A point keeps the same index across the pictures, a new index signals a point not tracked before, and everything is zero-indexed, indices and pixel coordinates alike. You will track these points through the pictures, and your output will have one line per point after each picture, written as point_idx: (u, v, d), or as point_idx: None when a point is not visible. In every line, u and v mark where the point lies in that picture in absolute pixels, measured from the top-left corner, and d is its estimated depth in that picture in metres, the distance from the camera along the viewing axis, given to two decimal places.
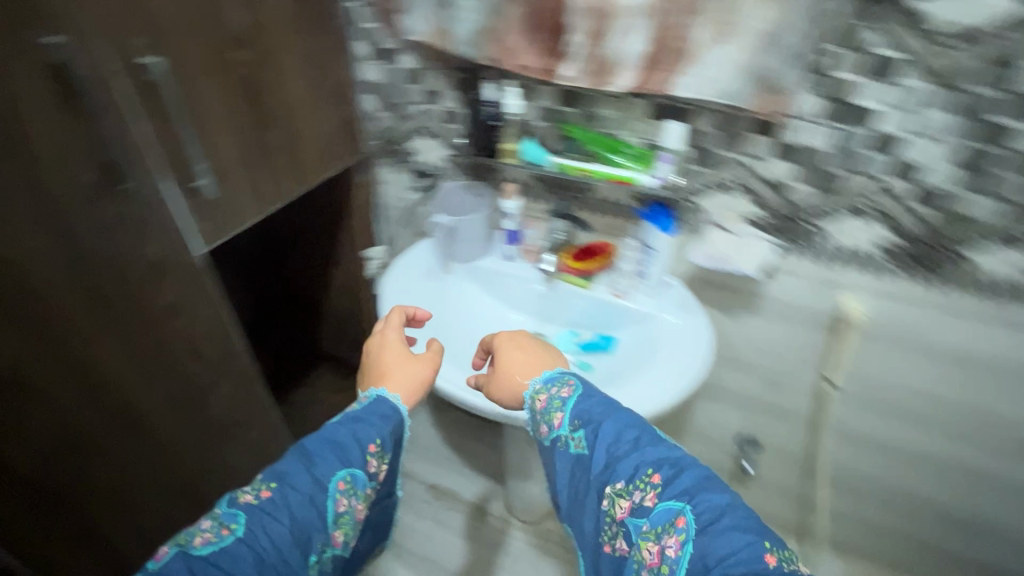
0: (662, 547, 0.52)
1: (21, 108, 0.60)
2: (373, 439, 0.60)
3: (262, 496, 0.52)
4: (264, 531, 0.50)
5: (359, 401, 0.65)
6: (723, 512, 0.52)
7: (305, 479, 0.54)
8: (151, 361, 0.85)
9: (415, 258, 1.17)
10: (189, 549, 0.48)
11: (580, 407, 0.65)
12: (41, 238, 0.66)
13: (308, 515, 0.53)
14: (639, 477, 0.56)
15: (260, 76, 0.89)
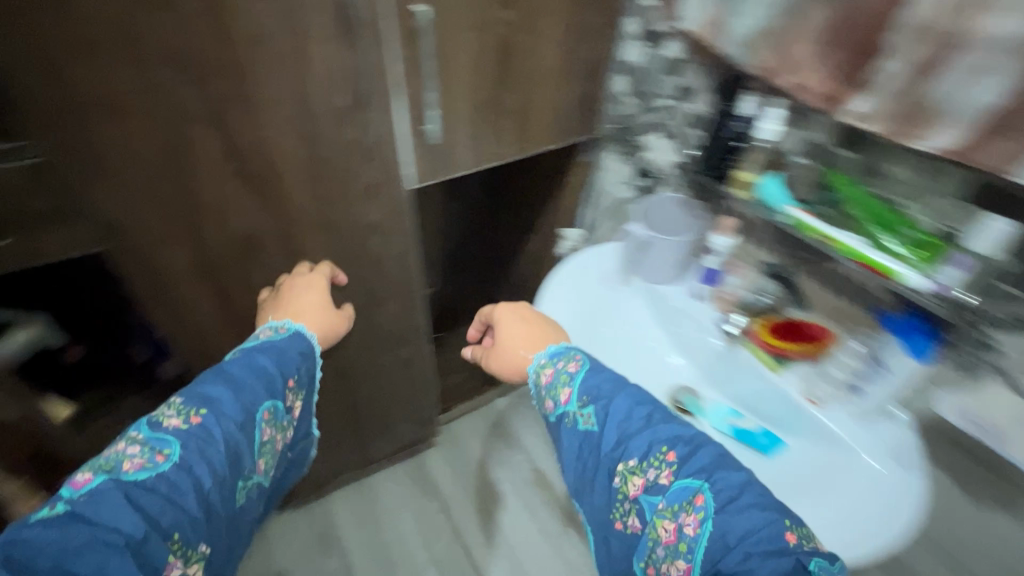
0: (680, 525, 0.56)
1: (308, 35, 0.69)
2: (283, 366, 0.70)
3: (187, 423, 0.56)
4: (194, 458, 0.54)
5: (278, 331, 0.78)
6: (740, 491, 0.55)
7: (230, 405, 0.60)
8: (346, 265, 0.98)
9: (593, 259, 1.07)
10: (116, 475, 0.50)
11: (588, 382, 0.71)
12: (294, 145, 0.77)
13: (235, 440, 0.58)
14: (656, 453, 0.61)
15: (518, 38, 0.87)
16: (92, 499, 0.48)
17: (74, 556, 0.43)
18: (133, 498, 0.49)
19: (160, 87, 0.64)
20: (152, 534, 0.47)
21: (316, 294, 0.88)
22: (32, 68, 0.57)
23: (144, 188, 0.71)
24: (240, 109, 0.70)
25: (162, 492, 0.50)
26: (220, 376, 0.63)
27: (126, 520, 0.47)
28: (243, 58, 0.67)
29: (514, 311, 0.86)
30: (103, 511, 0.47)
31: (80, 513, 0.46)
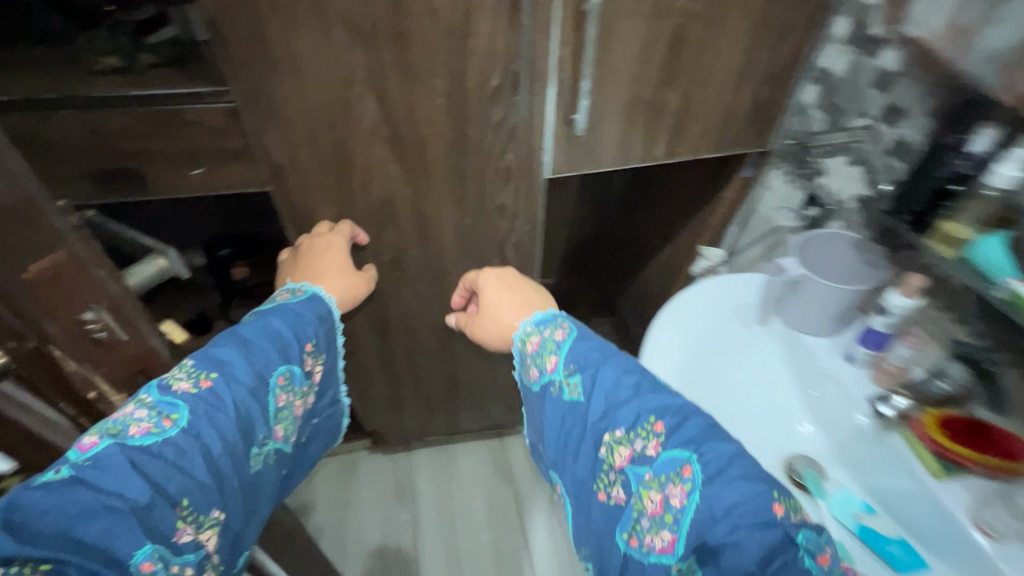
0: (666, 496, 0.59)
1: (474, 10, 0.68)
2: (300, 330, 0.72)
3: (195, 387, 0.58)
4: (198, 425, 0.56)
5: (295, 293, 0.78)
6: (729, 464, 0.57)
7: (241, 369, 0.62)
8: (469, 242, 0.99)
9: (730, 288, 0.93)
10: (122, 439, 0.51)
11: (575, 350, 0.73)
12: (442, 117, 0.79)
13: (243, 406, 0.60)
14: (645, 424, 0.63)
15: (698, 32, 0.78)
16: (98, 466, 0.49)
17: (80, 519, 0.46)
18: (138, 464, 0.50)
19: (335, 49, 0.69)
20: (159, 500, 0.50)
21: (331, 257, 0.85)
22: (239, 22, 0.65)
23: (308, 141, 0.78)
24: (398, 78, 0.73)
25: (169, 458, 0.52)
26: (227, 338, 0.65)
27: (132, 486, 0.49)
28: (410, 28, 0.69)
29: (499, 276, 0.90)
30: (108, 477, 0.48)
31: (83, 477, 0.48)
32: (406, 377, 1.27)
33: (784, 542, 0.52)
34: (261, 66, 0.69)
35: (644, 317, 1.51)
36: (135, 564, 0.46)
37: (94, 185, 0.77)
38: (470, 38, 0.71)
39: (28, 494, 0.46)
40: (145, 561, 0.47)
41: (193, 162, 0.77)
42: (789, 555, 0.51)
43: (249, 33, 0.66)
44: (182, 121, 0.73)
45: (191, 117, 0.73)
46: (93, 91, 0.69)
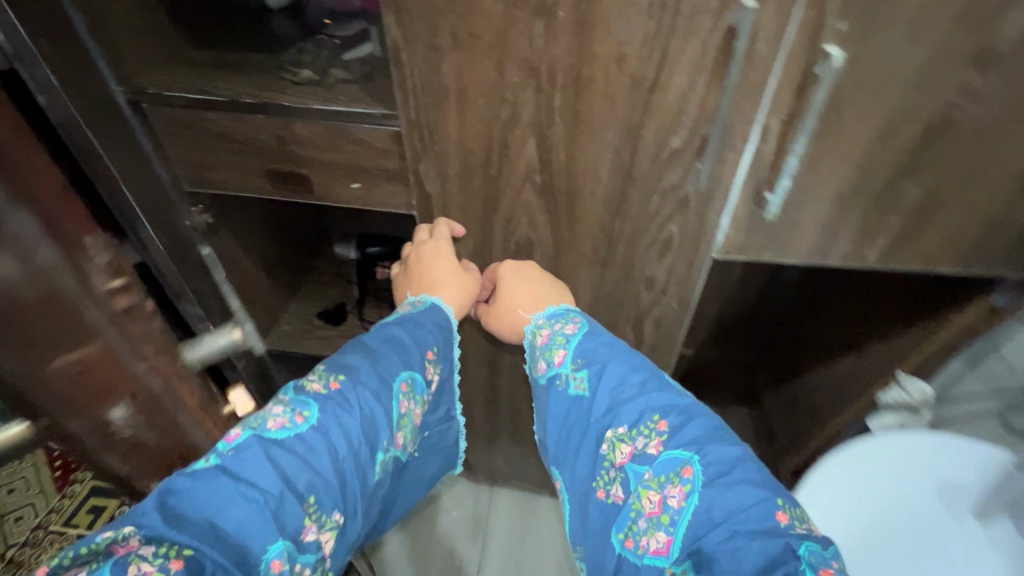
0: (663, 497, 0.59)
1: (671, 62, 0.57)
2: (423, 342, 0.73)
3: (326, 388, 0.61)
4: (325, 424, 0.58)
5: (416, 304, 0.79)
6: (729, 468, 0.58)
7: (367, 374, 0.64)
8: (604, 307, 0.88)
9: (929, 452, 0.76)
10: (260, 432, 0.55)
11: (584, 346, 0.75)
12: (606, 174, 0.69)
13: (367, 408, 0.62)
14: (648, 425, 0.64)
15: (975, 115, 0.58)
16: (239, 455, 0.52)
17: (224, 505, 0.49)
18: (273, 458, 0.53)
19: (507, 89, 0.64)
20: (291, 494, 0.52)
21: (441, 269, 0.80)
22: (420, 53, 0.63)
23: (459, 176, 0.74)
24: (566, 126, 0.65)
25: (298, 453, 0.55)
26: (355, 348, 0.67)
27: (266, 478, 0.52)
28: (591, 76, 0.60)
29: (517, 275, 0.82)
30: (247, 470, 0.52)
31: (226, 467, 0.51)
32: (507, 420, 1.21)
33: (783, 552, 0.51)
34: (431, 98, 0.66)
35: (794, 430, 1.24)
36: (266, 559, 0.49)
37: (270, 184, 0.82)
38: (658, 92, 0.60)
39: (183, 483, 0.50)
40: (276, 559, 0.50)
41: (353, 177, 0.79)
42: (789, 567, 0.49)
43: (427, 65, 0.63)
44: (349, 137, 0.74)
45: (360, 137, 0.74)
46: (285, 102, 0.73)
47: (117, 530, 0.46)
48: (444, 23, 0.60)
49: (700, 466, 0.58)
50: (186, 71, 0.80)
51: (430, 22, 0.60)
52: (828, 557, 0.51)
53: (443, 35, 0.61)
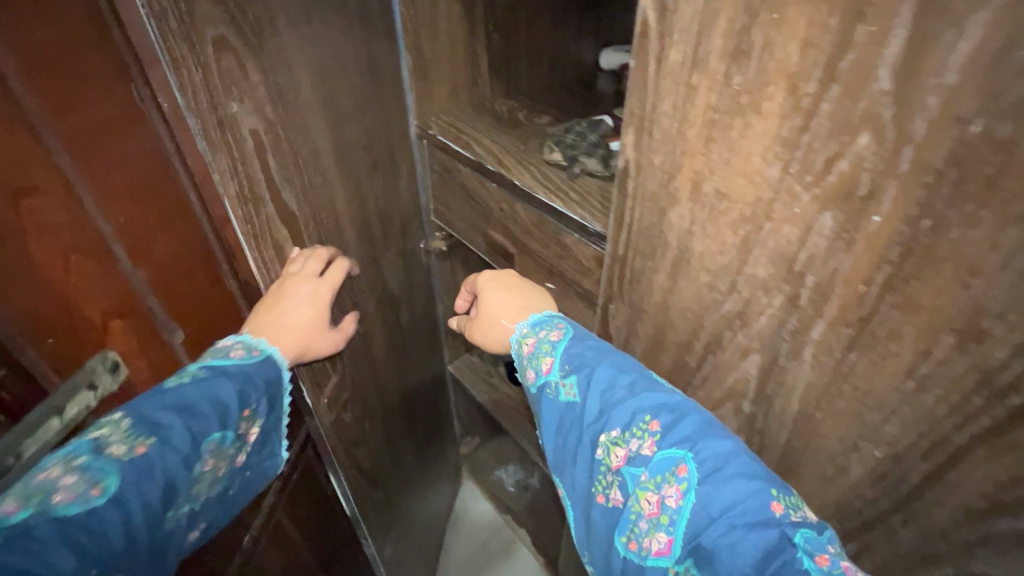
0: (662, 497, 0.44)
1: None
2: (248, 397, 0.53)
3: (127, 452, 0.44)
4: (133, 491, 0.43)
5: (248, 349, 0.56)
6: (721, 463, 0.44)
7: (179, 431, 0.47)
8: None
9: None
10: (47, 509, 0.39)
11: (573, 349, 0.57)
12: (857, 473, 0.40)
13: (174, 473, 0.46)
14: (636, 426, 0.48)
15: None
16: (18, 539, 0.38)
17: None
18: (70, 539, 0.40)
19: (744, 284, 0.41)
20: (86, 571, 0.40)
21: (304, 309, 0.62)
22: (647, 192, 0.46)
23: (645, 340, 0.55)
24: (820, 377, 0.39)
25: (93, 525, 0.41)
26: (158, 394, 0.48)
27: (48, 561, 0.38)
28: (893, 332, 0.33)
29: (496, 282, 0.68)
30: (32, 547, 0.38)
31: (4, 551, 0.37)
32: None
33: (782, 541, 0.39)
34: (644, 245, 0.49)
35: None
36: None
37: (483, 245, 0.80)
38: None
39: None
40: None
41: (548, 275, 0.70)
42: (790, 561, 0.38)
43: (651, 207, 0.47)
44: (556, 236, 0.65)
45: (568, 243, 0.63)
46: (516, 181, 0.68)
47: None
48: (687, 168, 0.42)
49: (694, 463, 0.44)
50: (472, 116, 0.84)
51: (671, 162, 0.43)
52: (827, 546, 0.40)
53: (681, 183, 0.43)
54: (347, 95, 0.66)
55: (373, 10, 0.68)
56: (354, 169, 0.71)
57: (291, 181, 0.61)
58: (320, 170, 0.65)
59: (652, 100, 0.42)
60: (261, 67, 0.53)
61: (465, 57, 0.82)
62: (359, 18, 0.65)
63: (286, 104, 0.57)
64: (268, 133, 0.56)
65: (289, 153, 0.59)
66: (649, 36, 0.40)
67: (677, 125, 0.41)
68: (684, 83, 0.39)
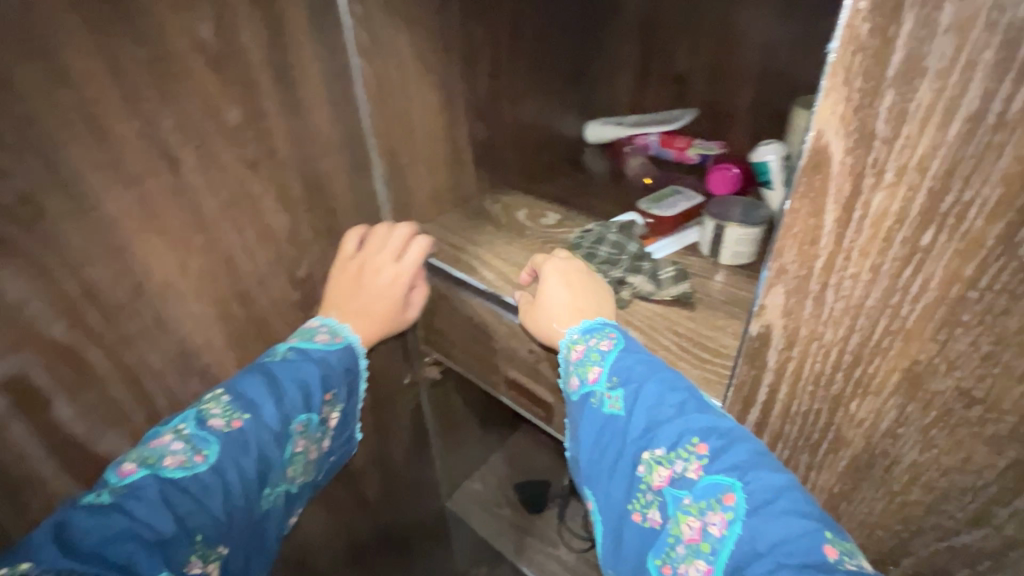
0: (702, 525, 0.32)
1: None
2: (328, 383, 0.49)
3: (225, 428, 0.42)
4: (230, 459, 0.41)
5: (334, 331, 0.52)
6: (775, 490, 0.31)
7: (274, 401, 0.44)
8: None
9: None
10: (155, 471, 0.38)
11: (626, 359, 0.41)
12: None
13: (266, 449, 0.43)
14: (681, 445, 0.35)
15: None
16: (134, 493, 0.36)
17: (114, 542, 0.34)
18: (170, 498, 0.37)
19: (1017, 523, 0.27)
20: (187, 534, 0.37)
21: (374, 299, 0.54)
22: (811, 372, 0.32)
23: None
24: None
25: (195, 492, 0.38)
26: (251, 370, 0.46)
27: (162, 517, 0.36)
28: None
29: (559, 277, 0.49)
30: (142, 506, 0.36)
31: (123, 504, 0.36)
32: None
33: None
34: (797, 435, 0.35)
35: None
36: None
37: (505, 388, 0.63)
38: None
39: (73, 516, 0.35)
40: None
41: None
42: None
43: (815, 392, 0.32)
44: None
45: None
46: None
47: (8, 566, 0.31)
48: (899, 355, 0.28)
49: (742, 487, 0.31)
50: (463, 223, 0.68)
51: (862, 341, 0.29)
52: None
53: (882, 371, 0.29)
54: (263, 247, 0.49)
55: (326, 120, 0.52)
56: (275, 338, 0.53)
57: (120, 415, 0.42)
58: (194, 368, 0.46)
59: (827, 257, 0.28)
60: (39, 268, 0.35)
61: (446, 157, 0.66)
62: (289, 137, 0.49)
63: (108, 306, 0.39)
64: (50, 367, 0.37)
65: (114, 375, 0.40)
66: (829, 172, 0.26)
67: (880, 295, 0.27)
68: (901, 240, 0.25)
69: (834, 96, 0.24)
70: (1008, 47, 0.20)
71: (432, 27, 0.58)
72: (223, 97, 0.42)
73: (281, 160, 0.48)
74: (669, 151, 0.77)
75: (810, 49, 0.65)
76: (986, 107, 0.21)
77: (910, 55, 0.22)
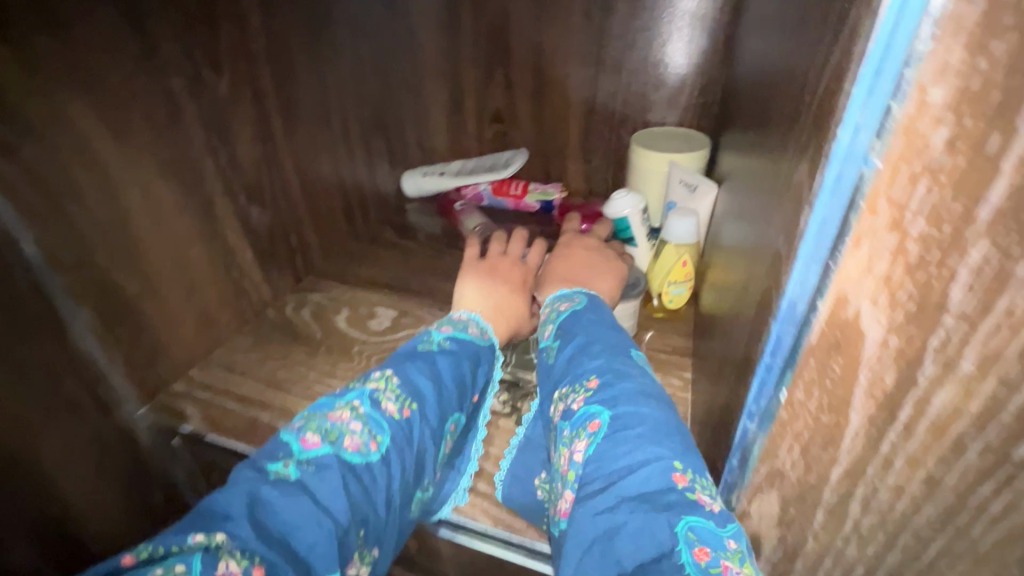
0: (569, 454, 0.29)
1: None
2: (482, 379, 0.36)
3: (399, 415, 0.30)
4: (401, 453, 0.29)
5: (473, 330, 0.37)
6: (645, 422, 0.27)
7: (434, 382, 0.32)
8: None
9: None
10: (338, 448, 0.28)
11: (581, 316, 0.35)
12: None
13: (426, 450, 0.31)
14: (579, 379, 0.31)
15: None
16: (316, 471, 0.27)
17: (301, 527, 0.25)
18: (348, 488, 0.27)
19: None
20: (357, 529, 0.27)
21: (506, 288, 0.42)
22: None
23: None
24: None
25: (367, 485, 0.28)
26: (415, 353, 0.34)
27: (337, 500, 0.26)
28: None
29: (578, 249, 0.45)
30: (325, 489, 0.26)
31: (308, 482, 0.26)
32: None
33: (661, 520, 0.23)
34: None
35: None
36: None
37: None
38: None
39: (263, 491, 0.26)
40: None
41: None
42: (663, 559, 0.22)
43: None
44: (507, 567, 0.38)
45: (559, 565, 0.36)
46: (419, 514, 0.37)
47: (202, 534, 0.24)
48: None
49: (610, 415, 0.28)
50: (257, 358, 0.48)
51: (903, 562, 0.19)
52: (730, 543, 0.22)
53: None
54: None
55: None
56: None
57: None
58: None
59: (851, 464, 0.18)
60: None
61: (207, 266, 0.45)
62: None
63: None
64: None
65: None
66: (859, 354, 0.15)
67: (938, 513, 0.17)
68: (980, 449, 0.15)
69: (869, 245, 0.14)
70: None
71: (124, 84, 0.37)
72: None
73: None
74: (505, 201, 0.66)
75: (632, 80, 0.59)
76: None
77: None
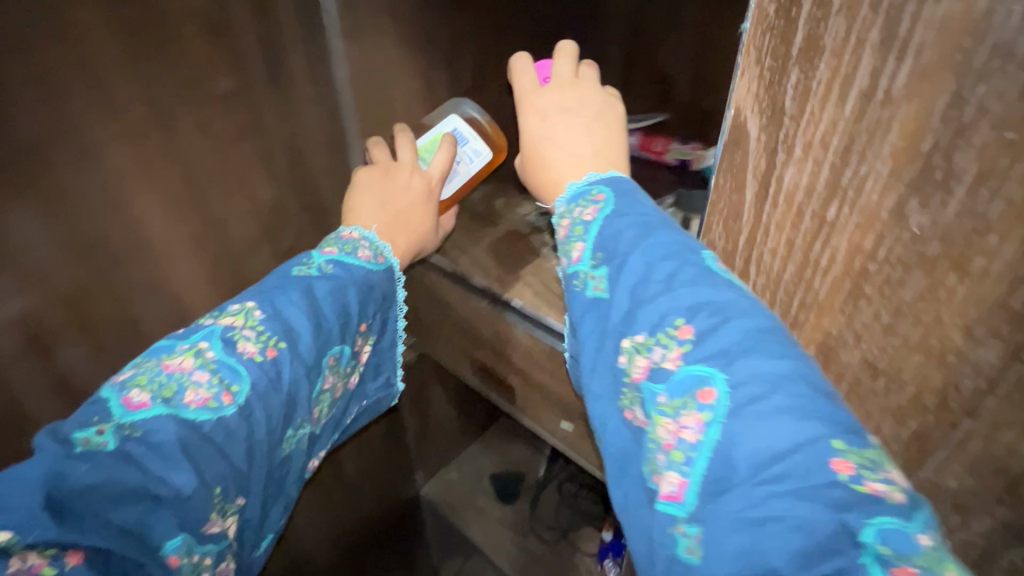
0: (676, 432, 0.25)
1: None
2: (366, 309, 0.44)
3: (262, 355, 0.36)
4: (265, 393, 0.36)
5: (380, 251, 0.45)
6: (774, 387, 0.23)
7: (304, 319, 0.38)
8: None
9: None
10: (176, 408, 0.32)
11: (622, 223, 0.31)
12: None
13: (298, 388, 0.38)
14: (662, 328, 0.27)
15: None
16: (146, 439, 0.31)
17: (121, 504, 0.29)
18: (191, 446, 0.32)
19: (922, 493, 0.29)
20: (208, 487, 0.32)
21: (408, 203, 0.46)
22: None
23: None
24: None
25: (223, 439, 0.33)
26: (287, 285, 0.39)
27: (182, 470, 0.31)
28: None
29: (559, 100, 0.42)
30: (157, 459, 0.31)
31: (134, 454, 0.30)
32: None
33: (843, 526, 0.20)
34: None
35: None
36: (166, 551, 0.30)
37: (471, 372, 0.63)
38: None
39: (55, 497, 0.28)
40: (172, 555, 0.31)
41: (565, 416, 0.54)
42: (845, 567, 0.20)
43: None
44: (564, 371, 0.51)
45: None
46: (517, 301, 0.52)
47: None
48: (814, 328, 0.29)
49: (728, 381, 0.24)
50: None
51: (782, 315, 0.30)
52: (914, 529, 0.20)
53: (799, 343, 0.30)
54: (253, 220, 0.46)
55: (219, 130, 0.41)
56: None
57: None
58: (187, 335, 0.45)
59: (748, 233, 0.30)
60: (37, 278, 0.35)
61: None
62: (278, 114, 0.44)
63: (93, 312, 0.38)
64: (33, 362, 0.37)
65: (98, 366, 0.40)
66: (746, 147, 0.28)
67: (796, 269, 0.28)
68: (810, 214, 0.26)
69: (749, 74, 0.27)
70: (889, 28, 0.21)
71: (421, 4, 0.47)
72: (210, 66, 0.38)
73: (130, 197, 0.37)
74: None
75: None
76: (874, 85, 0.22)
77: (809, 35, 0.23)
